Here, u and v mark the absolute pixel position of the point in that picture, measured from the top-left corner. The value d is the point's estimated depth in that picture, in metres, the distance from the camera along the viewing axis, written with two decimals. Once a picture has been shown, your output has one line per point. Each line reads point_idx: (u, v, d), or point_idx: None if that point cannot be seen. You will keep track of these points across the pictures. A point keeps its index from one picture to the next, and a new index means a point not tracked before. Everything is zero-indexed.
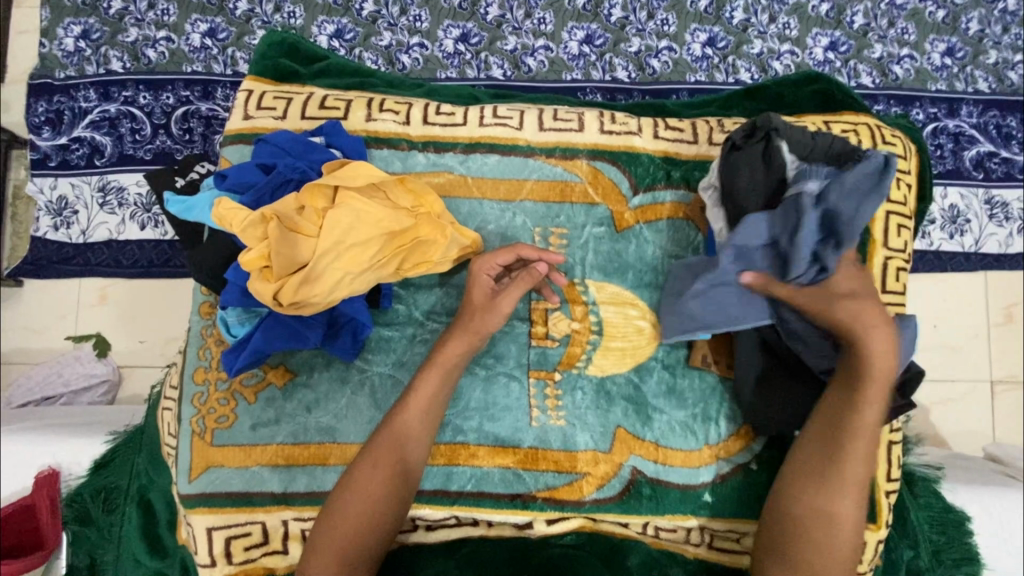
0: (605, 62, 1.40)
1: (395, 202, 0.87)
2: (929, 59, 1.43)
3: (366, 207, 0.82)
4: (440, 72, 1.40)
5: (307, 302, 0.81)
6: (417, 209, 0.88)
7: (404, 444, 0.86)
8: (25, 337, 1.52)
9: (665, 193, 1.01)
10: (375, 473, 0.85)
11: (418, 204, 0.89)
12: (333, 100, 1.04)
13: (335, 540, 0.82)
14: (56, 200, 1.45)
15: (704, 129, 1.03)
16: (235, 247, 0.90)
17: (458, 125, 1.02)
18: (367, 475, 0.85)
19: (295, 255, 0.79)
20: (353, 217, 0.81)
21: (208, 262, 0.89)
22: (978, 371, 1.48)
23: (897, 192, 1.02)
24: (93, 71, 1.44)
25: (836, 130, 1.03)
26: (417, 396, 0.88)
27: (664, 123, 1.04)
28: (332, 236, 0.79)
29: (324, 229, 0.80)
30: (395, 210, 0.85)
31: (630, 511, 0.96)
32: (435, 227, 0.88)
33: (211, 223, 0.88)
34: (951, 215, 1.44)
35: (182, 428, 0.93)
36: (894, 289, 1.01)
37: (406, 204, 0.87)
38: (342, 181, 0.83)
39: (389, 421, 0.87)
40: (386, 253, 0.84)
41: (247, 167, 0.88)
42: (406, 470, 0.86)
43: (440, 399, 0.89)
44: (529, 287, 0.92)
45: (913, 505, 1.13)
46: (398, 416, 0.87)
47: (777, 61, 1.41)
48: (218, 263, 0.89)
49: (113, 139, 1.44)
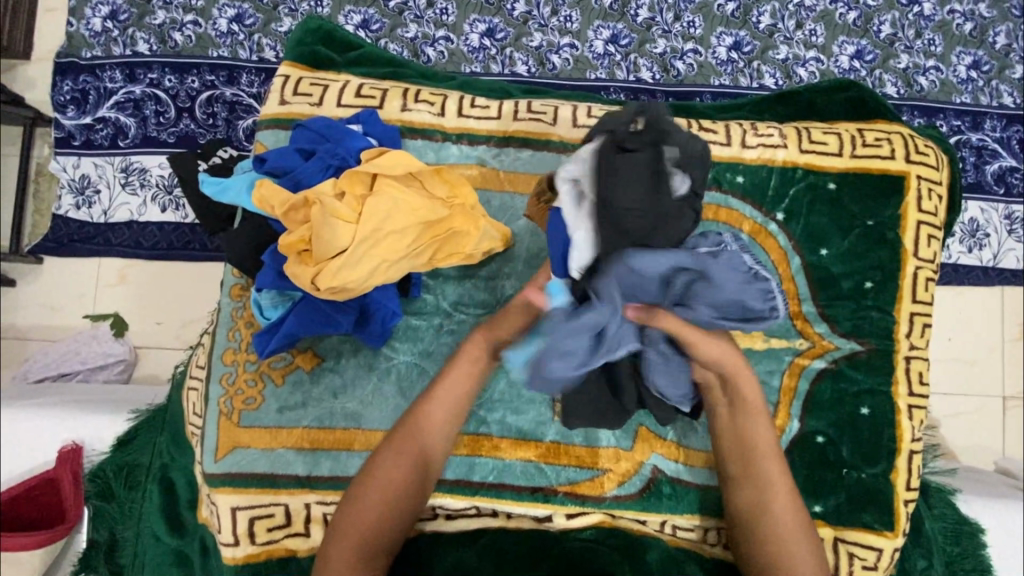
0: (630, 62, 1.39)
1: (431, 191, 0.87)
2: (954, 71, 1.42)
3: (405, 197, 0.82)
4: (465, 66, 1.40)
5: (344, 287, 0.81)
6: (452, 200, 0.88)
7: (430, 439, 0.87)
8: (44, 313, 1.54)
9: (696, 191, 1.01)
10: (399, 467, 0.85)
11: (453, 194, 0.89)
12: (368, 89, 1.04)
13: (351, 530, 0.83)
14: (79, 178, 1.46)
15: (735, 132, 1.04)
16: (270, 230, 0.91)
17: (491, 119, 1.03)
18: (392, 468, 0.85)
19: (334, 240, 0.78)
20: (391, 205, 0.81)
21: (243, 244, 0.90)
22: (991, 385, 1.48)
23: (928, 202, 1.01)
24: (120, 52, 1.45)
25: (870, 137, 1.03)
26: (445, 393, 0.88)
27: (695, 125, 1.04)
28: (371, 223, 0.80)
29: (364, 215, 0.80)
30: (431, 200, 0.85)
31: (650, 509, 0.96)
32: (470, 218, 0.89)
33: (246, 205, 0.88)
34: (971, 229, 1.44)
35: (210, 408, 0.94)
36: (921, 299, 1.01)
37: (441, 194, 0.87)
38: (381, 169, 0.83)
39: (415, 415, 0.87)
40: (421, 243, 0.85)
41: (287, 151, 0.89)
42: (431, 464, 0.87)
43: (469, 396, 0.89)
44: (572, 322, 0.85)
45: (927, 516, 1.13)
46: (424, 411, 0.87)
47: (802, 68, 1.40)
48: (253, 245, 0.90)
49: (138, 121, 1.45)
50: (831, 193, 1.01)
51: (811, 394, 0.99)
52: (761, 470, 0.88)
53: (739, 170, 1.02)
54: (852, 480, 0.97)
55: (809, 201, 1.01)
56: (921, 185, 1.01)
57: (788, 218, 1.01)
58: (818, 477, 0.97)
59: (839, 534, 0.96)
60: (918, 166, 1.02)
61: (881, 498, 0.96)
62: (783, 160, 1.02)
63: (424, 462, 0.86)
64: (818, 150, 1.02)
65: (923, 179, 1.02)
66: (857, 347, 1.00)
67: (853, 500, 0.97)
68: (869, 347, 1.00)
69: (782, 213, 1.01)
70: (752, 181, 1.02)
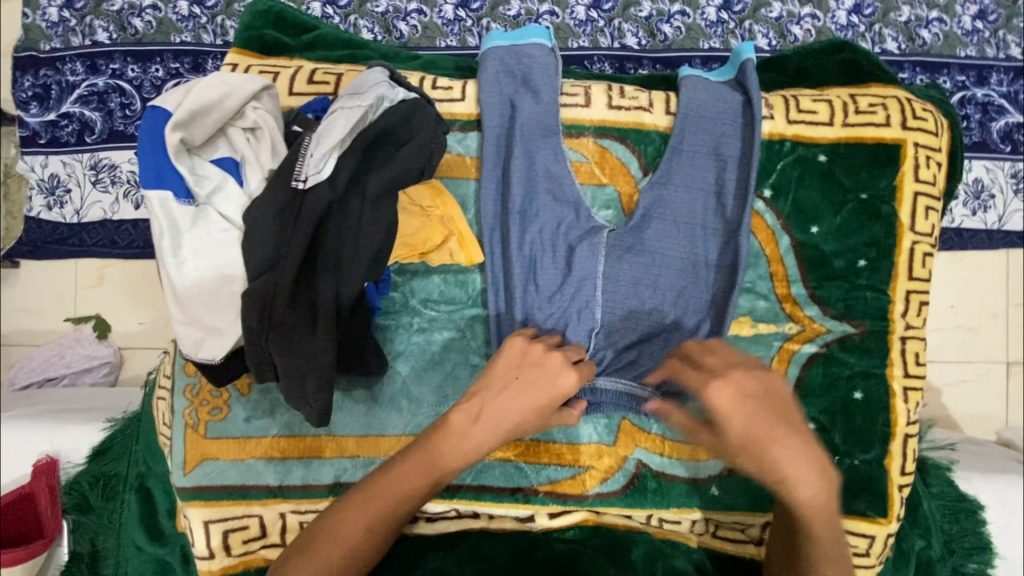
0: (614, 28, 1.30)
1: (411, 200, 0.86)
2: (959, 23, 1.32)
3: (389, 220, 0.77)
4: (439, 40, 1.30)
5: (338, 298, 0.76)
6: (430, 209, 0.87)
7: (395, 507, 0.79)
8: (27, 319, 1.50)
9: (679, 140, 0.93)
10: (349, 530, 0.78)
11: (433, 203, 0.88)
12: (322, 74, 0.98)
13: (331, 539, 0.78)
14: (48, 178, 1.39)
15: (723, 120, 0.94)
16: (174, 200, 0.72)
17: (456, 101, 0.96)
18: (347, 531, 0.78)
19: (349, 258, 0.76)
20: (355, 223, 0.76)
21: (156, 237, 0.71)
22: (991, 353, 1.43)
23: (926, 170, 0.95)
24: (80, 43, 1.36)
25: (863, 103, 0.96)
26: (401, 473, 0.80)
27: (689, 102, 0.94)
28: (369, 251, 0.76)
29: (363, 238, 0.76)
30: (408, 213, 0.86)
31: (634, 504, 0.93)
32: (442, 233, 0.88)
33: (147, 166, 0.72)
34: (975, 190, 1.35)
35: (175, 421, 0.90)
36: (918, 275, 0.95)
37: (421, 203, 0.87)
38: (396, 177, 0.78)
39: (383, 476, 0.80)
40: (396, 259, 0.87)
41: (152, 159, 0.72)
42: (389, 526, 0.80)
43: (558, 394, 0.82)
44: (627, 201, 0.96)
45: (925, 495, 1.09)
46: (400, 472, 0.80)
47: (796, 26, 1.31)
48: (159, 236, 0.71)
49: (103, 115, 1.37)
50: (823, 165, 0.95)
51: (802, 379, 0.95)
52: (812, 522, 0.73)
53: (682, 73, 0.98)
54: (844, 468, 0.93)
55: (799, 175, 0.95)
56: (918, 153, 0.94)
57: (775, 195, 0.95)
58: None
59: None
60: (916, 132, 0.95)
61: (876, 484, 0.93)
62: (770, 133, 0.95)
63: (366, 528, 0.78)
64: (807, 119, 0.95)
65: (921, 147, 0.95)
66: (850, 329, 0.95)
67: (844, 488, 0.93)
68: (862, 329, 0.95)
69: (769, 189, 0.95)
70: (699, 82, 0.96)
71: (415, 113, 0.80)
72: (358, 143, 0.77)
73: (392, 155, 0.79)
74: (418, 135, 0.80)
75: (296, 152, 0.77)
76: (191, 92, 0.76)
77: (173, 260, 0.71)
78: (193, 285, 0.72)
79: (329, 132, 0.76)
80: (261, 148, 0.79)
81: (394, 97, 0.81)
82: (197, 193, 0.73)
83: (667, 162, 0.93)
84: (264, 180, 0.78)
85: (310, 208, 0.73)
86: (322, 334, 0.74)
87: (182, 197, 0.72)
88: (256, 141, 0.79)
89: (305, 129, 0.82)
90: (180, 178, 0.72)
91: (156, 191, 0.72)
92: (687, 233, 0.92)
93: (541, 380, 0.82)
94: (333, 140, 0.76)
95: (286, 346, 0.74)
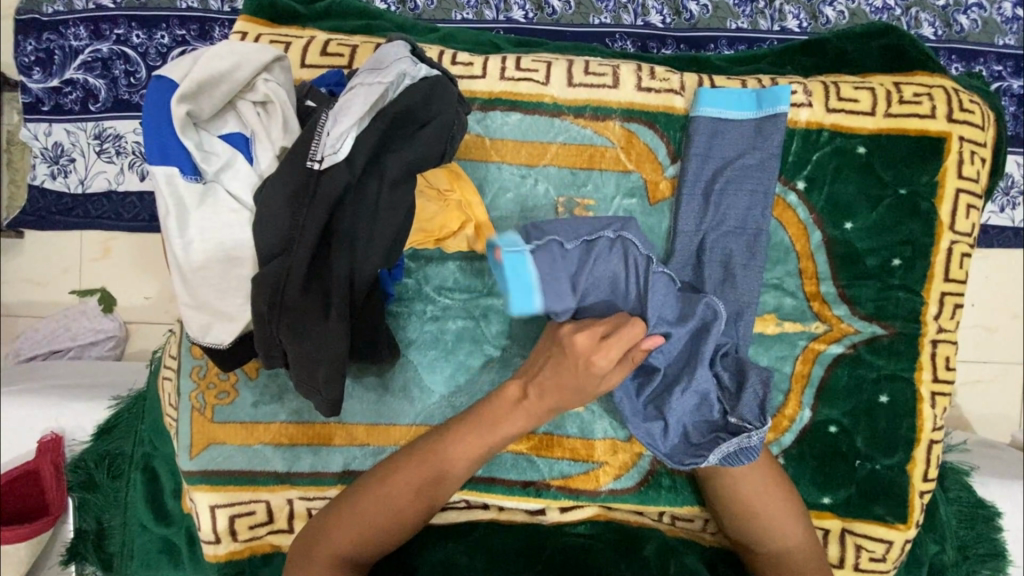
0: (637, 4, 1.23)
1: (429, 183, 0.83)
2: (999, 10, 1.25)
3: (407, 206, 0.73)
4: (455, 13, 1.23)
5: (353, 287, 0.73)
6: (448, 194, 0.84)
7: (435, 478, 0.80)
8: (31, 289, 1.48)
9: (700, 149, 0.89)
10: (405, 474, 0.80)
11: (450, 187, 0.85)
12: (335, 45, 0.93)
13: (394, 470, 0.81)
14: (51, 147, 1.35)
15: (754, 129, 0.89)
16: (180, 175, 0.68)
17: (476, 78, 0.91)
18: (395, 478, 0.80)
19: (364, 247, 0.72)
20: (369, 211, 0.72)
21: (163, 215, 0.68)
22: (1011, 355, 1.39)
23: (970, 166, 0.90)
24: (83, 5, 1.30)
25: (908, 93, 0.90)
26: (469, 432, 0.81)
27: (716, 107, 0.89)
28: (386, 239, 0.73)
29: (379, 227, 0.72)
30: (423, 197, 0.83)
31: (648, 501, 0.91)
32: (459, 218, 0.85)
33: (154, 137, 0.68)
34: (1006, 187, 1.30)
35: (181, 404, 0.88)
36: (954, 277, 0.91)
37: (438, 186, 0.84)
38: (420, 159, 0.74)
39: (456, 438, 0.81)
40: (412, 244, 0.85)
41: (157, 130, 0.68)
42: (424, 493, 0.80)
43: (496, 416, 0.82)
44: (655, 188, 0.92)
45: (942, 500, 1.07)
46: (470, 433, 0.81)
47: (829, 7, 1.23)
48: (165, 213, 0.68)
49: (107, 83, 1.32)
50: (861, 157, 0.90)
51: (826, 379, 0.92)
52: (772, 527, 0.82)
53: (701, 98, 0.90)
54: (865, 472, 0.91)
55: (835, 168, 0.90)
56: (963, 148, 0.89)
57: (810, 187, 0.91)
58: (828, 468, 0.91)
59: (847, 526, 0.91)
60: (961, 126, 0.89)
61: (895, 489, 0.90)
62: (808, 121, 0.90)
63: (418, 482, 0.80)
64: (848, 108, 0.90)
65: (967, 141, 0.90)
66: (879, 330, 0.92)
67: (864, 492, 0.91)
68: (892, 331, 0.91)
69: (803, 181, 0.91)
70: (720, 114, 0.90)
71: (438, 91, 0.75)
72: (377, 121, 0.73)
73: (414, 136, 0.74)
74: (440, 116, 0.75)
75: (311, 130, 0.73)
76: (199, 60, 0.71)
77: (180, 240, 0.68)
78: (201, 267, 0.69)
79: (349, 115, 0.71)
80: (272, 123, 0.75)
81: (416, 75, 0.75)
82: (205, 170, 0.69)
83: (695, 173, 0.90)
84: (275, 159, 0.74)
85: (325, 191, 0.69)
86: (335, 323, 0.71)
87: (189, 174, 0.68)
88: (267, 116, 0.75)
89: (321, 105, 0.78)
90: (187, 154, 0.68)
91: (161, 167, 0.68)
92: (720, 248, 0.89)
93: (571, 363, 0.79)
94: (352, 120, 0.71)
95: (297, 333, 0.71)
